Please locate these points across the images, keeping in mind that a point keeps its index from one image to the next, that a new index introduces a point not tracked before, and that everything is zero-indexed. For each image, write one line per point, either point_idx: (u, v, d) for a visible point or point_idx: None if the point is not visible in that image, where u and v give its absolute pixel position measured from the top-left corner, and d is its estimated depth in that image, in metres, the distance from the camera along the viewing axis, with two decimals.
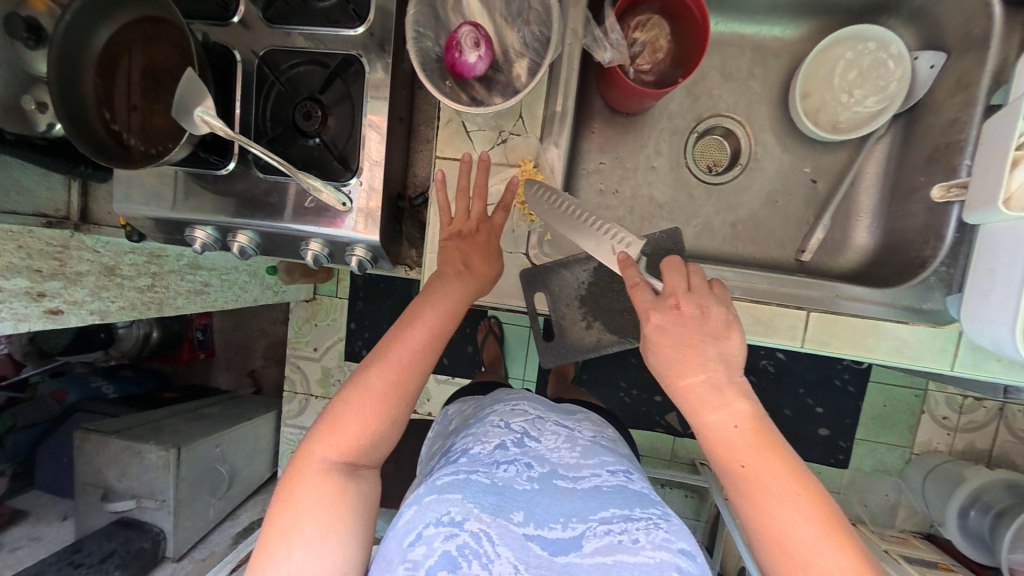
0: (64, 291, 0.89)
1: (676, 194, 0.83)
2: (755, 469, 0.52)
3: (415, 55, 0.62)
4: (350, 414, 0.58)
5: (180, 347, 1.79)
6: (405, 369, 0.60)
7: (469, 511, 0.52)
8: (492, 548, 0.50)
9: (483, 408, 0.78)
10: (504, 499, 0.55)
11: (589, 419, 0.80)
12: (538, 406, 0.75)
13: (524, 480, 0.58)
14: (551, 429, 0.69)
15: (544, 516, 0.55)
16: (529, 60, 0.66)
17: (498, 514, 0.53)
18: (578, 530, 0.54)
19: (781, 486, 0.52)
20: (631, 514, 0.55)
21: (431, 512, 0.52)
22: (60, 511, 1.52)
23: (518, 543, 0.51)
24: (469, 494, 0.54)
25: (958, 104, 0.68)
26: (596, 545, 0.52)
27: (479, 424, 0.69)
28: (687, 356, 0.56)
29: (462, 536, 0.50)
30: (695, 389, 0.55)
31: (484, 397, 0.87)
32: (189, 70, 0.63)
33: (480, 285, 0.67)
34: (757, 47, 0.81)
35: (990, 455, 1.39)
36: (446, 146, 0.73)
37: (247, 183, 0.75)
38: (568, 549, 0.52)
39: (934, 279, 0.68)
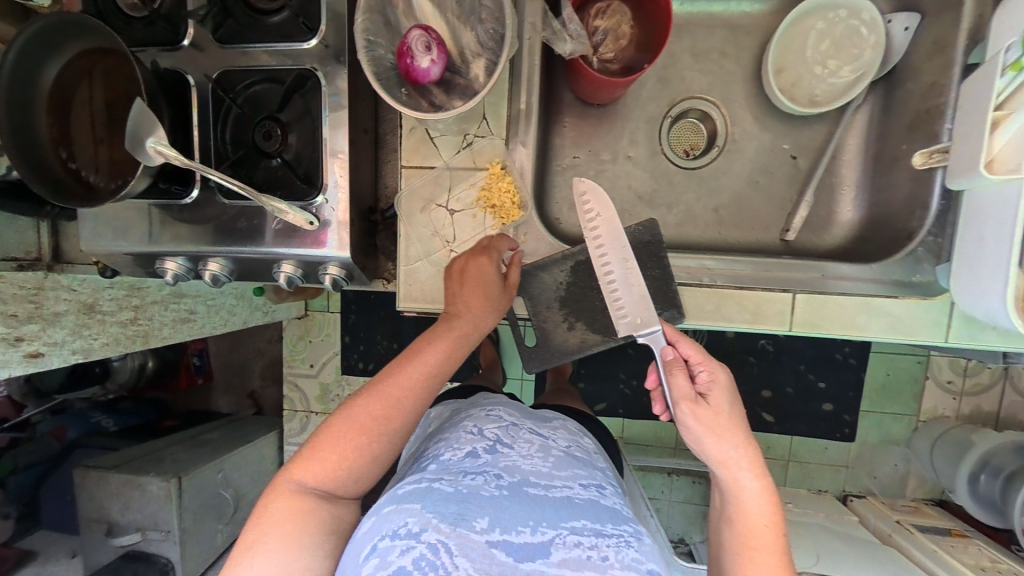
0: (43, 334, 0.86)
1: (654, 183, 0.81)
2: (765, 546, 0.57)
3: (367, 64, 0.59)
4: (336, 439, 0.56)
5: (178, 373, 1.77)
6: (397, 403, 0.58)
7: (427, 521, 0.49)
8: (450, 559, 0.46)
9: (461, 413, 0.76)
10: (465, 506, 0.51)
11: (566, 428, 0.79)
12: (514, 413, 0.74)
13: (492, 487, 0.55)
14: (524, 436, 0.67)
15: (511, 521, 0.51)
16: (487, 60, 0.63)
17: (459, 522, 0.49)
18: (548, 536, 0.51)
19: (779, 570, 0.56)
20: (603, 530, 0.54)
21: (389, 523, 0.50)
22: (69, 549, 1.52)
23: (479, 552, 0.47)
24: (429, 504, 0.51)
25: (936, 67, 0.65)
26: (564, 556, 0.49)
27: (452, 431, 0.68)
28: (731, 426, 0.60)
29: (417, 548, 0.47)
30: (735, 454, 0.59)
31: (465, 402, 0.85)
32: (137, 100, 0.61)
33: (480, 322, 0.64)
34: (726, 25, 0.79)
35: (997, 418, 1.37)
36: (413, 156, 0.72)
37: (216, 209, 0.74)
38: (534, 556, 0.49)
39: (923, 250, 0.66)
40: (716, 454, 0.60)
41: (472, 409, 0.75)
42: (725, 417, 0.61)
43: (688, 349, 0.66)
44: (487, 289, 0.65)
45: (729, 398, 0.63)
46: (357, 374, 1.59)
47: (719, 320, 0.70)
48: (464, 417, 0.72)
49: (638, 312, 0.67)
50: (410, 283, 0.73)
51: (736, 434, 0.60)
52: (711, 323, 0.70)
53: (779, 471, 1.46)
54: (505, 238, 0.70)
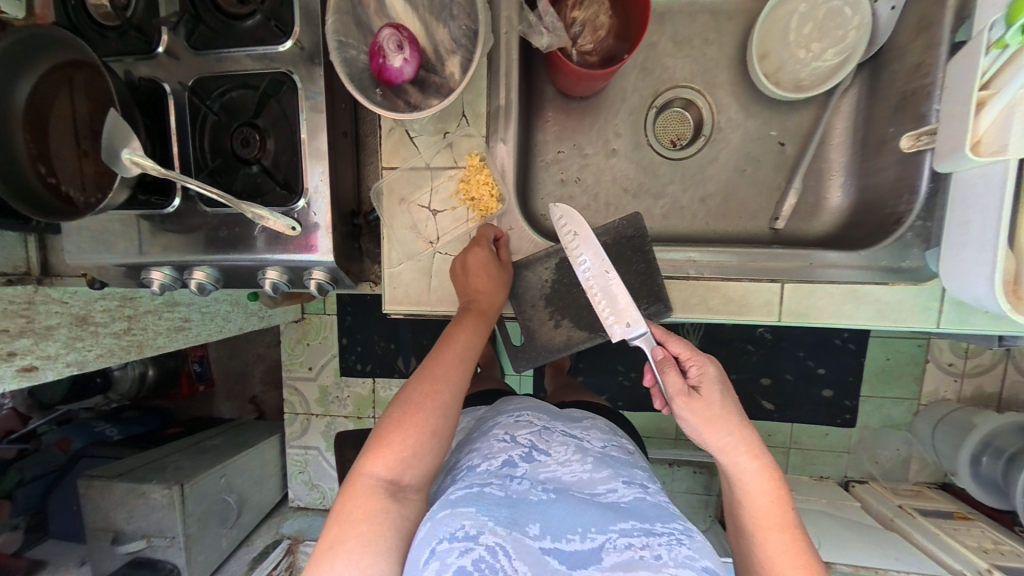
0: (36, 347, 0.87)
1: (640, 175, 0.80)
2: (778, 526, 0.56)
3: (339, 66, 0.59)
4: (396, 430, 0.57)
5: (178, 382, 1.79)
6: (445, 384, 0.60)
7: (483, 524, 0.49)
8: (509, 563, 0.47)
9: (487, 420, 0.76)
10: (517, 512, 0.53)
11: (596, 425, 0.78)
12: (542, 415, 0.74)
13: (538, 491, 0.57)
14: (559, 440, 0.67)
15: (560, 528, 0.52)
16: (461, 57, 0.62)
17: (513, 527, 0.51)
18: (599, 540, 0.51)
19: (795, 552, 0.54)
20: (653, 529, 0.53)
21: (445, 526, 0.50)
22: (78, 557, 1.48)
23: (534, 558, 0.49)
24: (482, 508, 0.52)
25: (922, 46, 0.64)
26: (616, 559, 0.49)
27: (484, 438, 0.68)
28: (726, 413, 0.61)
29: (476, 551, 0.47)
30: (731, 441, 0.60)
31: (488, 409, 0.85)
32: (112, 112, 0.61)
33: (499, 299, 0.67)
34: (707, 11, 0.77)
35: (999, 398, 1.36)
36: (391, 157, 0.71)
37: (197, 219, 0.73)
38: (586, 562, 0.50)
39: (911, 235, 0.65)
40: (713, 443, 0.60)
41: (500, 415, 0.74)
42: (718, 406, 0.61)
43: (677, 346, 0.66)
44: (496, 268, 0.66)
45: (721, 386, 0.63)
46: (355, 376, 1.59)
47: (706, 312, 0.69)
48: (492, 424, 0.72)
49: (627, 316, 0.65)
50: (394, 286, 0.73)
51: (731, 420, 0.61)
52: (699, 316, 0.70)
53: (781, 458, 1.45)
54: (489, 228, 0.70)
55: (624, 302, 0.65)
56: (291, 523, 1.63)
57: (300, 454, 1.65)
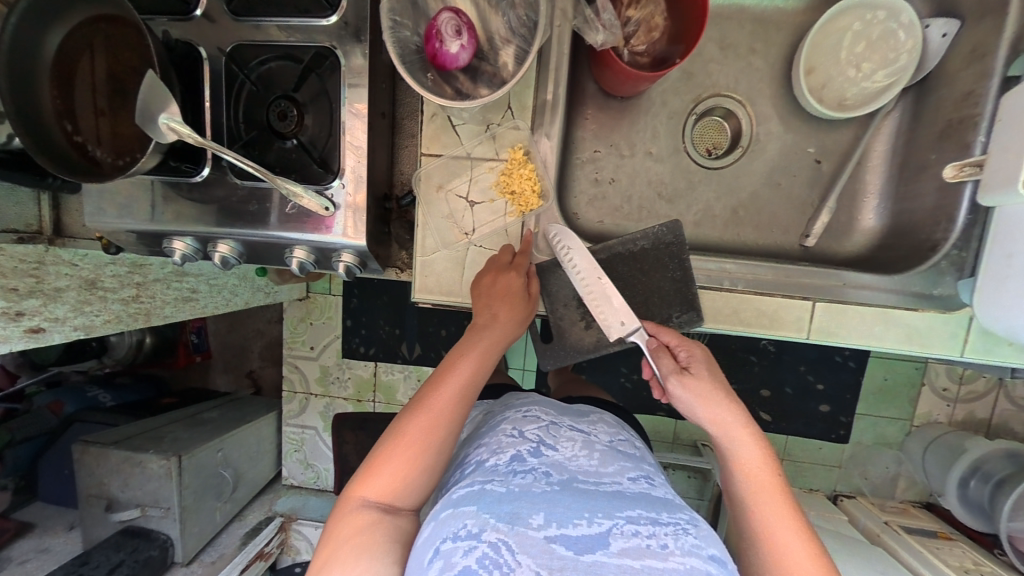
0: (44, 309, 0.83)
1: (676, 180, 0.80)
2: (770, 493, 0.57)
3: (393, 47, 0.57)
4: (391, 455, 0.58)
5: (175, 352, 1.79)
6: (443, 417, 0.59)
7: (485, 522, 0.50)
8: (512, 557, 0.47)
9: (495, 415, 0.75)
10: (520, 505, 0.52)
11: (604, 421, 0.78)
12: (551, 410, 0.74)
13: (542, 483, 0.56)
14: (566, 435, 0.67)
15: (566, 514, 0.51)
16: (516, 48, 0.61)
17: (515, 522, 0.50)
18: (605, 526, 0.51)
19: (785, 515, 0.56)
20: (659, 518, 0.53)
21: (448, 527, 0.51)
22: (67, 522, 1.46)
23: (538, 548, 0.48)
24: (484, 506, 0.52)
25: (973, 75, 0.64)
26: (623, 545, 0.49)
27: (491, 433, 0.68)
28: (716, 387, 0.62)
29: (479, 548, 0.47)
30: (722, 413, 0.61)
31: (496, 402, 0.85)
32: (149, 73, 0.58)
33: (501, 327, 0.65)
34: (757, 19, 0.76)
35: (988, 424, 1.39)
36: (432, 143, 0.70)
37: (225, 190, 0.72)
38: (594, 547, 0.49)
39: (945, 263, 0.66)
40: (706, 415, 0.61)
41: (508, 410, 0.74)
42: (709, 381, 0.62)
43: (666, 334, 0.67)
44: (519, 296, 0.66)
45: (709, 367, 0.64)
46: (357, 358, 1.58)
47: (736, 324, 0.70)
48: (500, 419, 0.71)
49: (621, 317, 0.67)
50: (425, 274, 0.72)
51: (721, 394, 0.62)
52: (730, 327, 0.71)
53: None
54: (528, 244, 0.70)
55: (617, 304, 0.66)
56: (284, 501, 1.63)
57: (297, 433, 1.65)
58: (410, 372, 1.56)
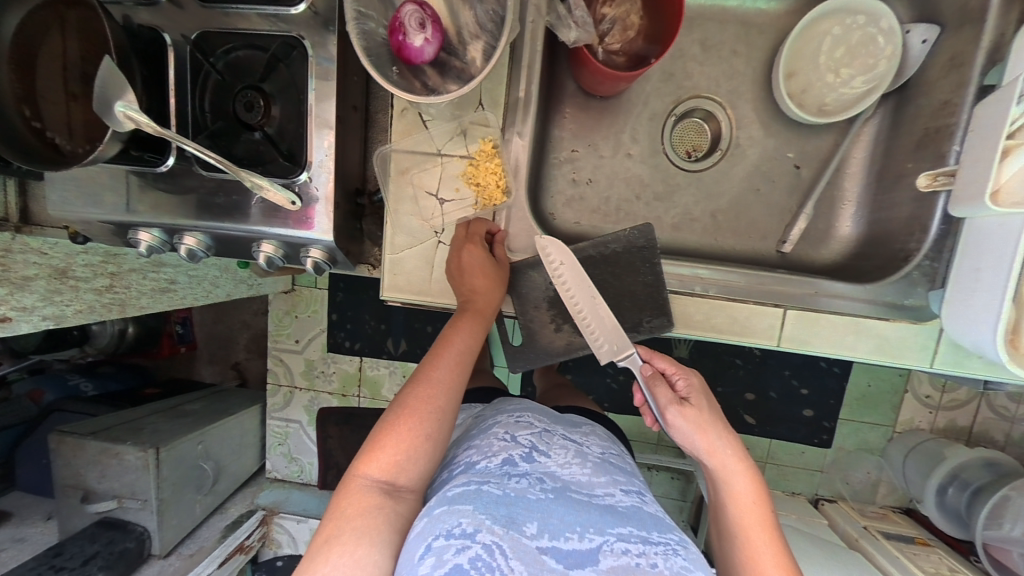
0: (11, 298, 0.81)
1: (654, 183, 0.79)
2: (758, 525, 0.60)
3: (357, 38, 0.55)
4: (393, 430, 0.57)
5: (159, 342, 1.78)
6: (439, 386, 0.59)
7: (480, 522, 0.48)
8: (505, 561, 0.45)
9: (486, 419, 0.74)
10: (515, 511, 0.51)
11: (596, 432, 0.78)
12: (543, 418, 0.73)
13: (537, 490, 0.56)
14: (559, 442, 0.67)
15: (559, 526, 0.51)
16: (485, 43, 0.60)
17: (510, 526, 0.49)
18: (596, 542, 0.50)
19: (771, 549, 0.58)
20: (649, 538, 0.53)
21: (441, 524, 0.49)
22: (44, 512, 1.45)
23: (531, 557, 0.47)
24: (480, 506, 0.51)
25: (951, 84, 0.63)
26: (613, 563, 0.48)
27: (483, 436, 0.67)
28: (713, 418, 0.65)
29: (473, 548, 0.46)
30: (721, 444, 0.64)
31: (485, 407, 0.84)
32: (107, 59, 0.56)
33: (492, 298, 0.65)
34: (740, 21, 0.75)
35: (969, 433, 1.39)
36: (402, 138, 0.68)
37: (193, 181, 0.70)
38: (583, 562, 0.48)
39: (917, 274, 0.65)
40: (705, 445, 0.64)
41: (499, 414, 0.73)
42: (706, 413, 0.65)
43: (661, 362, 0.71)
44: (489, 266, 0.66)
45: (706, 397, 0.68)
46: (342, 353, 1.57)
47: (709, 330, 0.70)
48: (492, 422, 0.70)
49: (612, 339, 0.66)
50: (395, 273, 0.71)
51: (718, 425, 0.65)
52: (702, 333, 0.70)
53: None
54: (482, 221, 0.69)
55: (612, 327, 0.66)
56: (266, 494, 1.63)
57: (281, 426, 1.64)
58: (395, 368, 1.55)
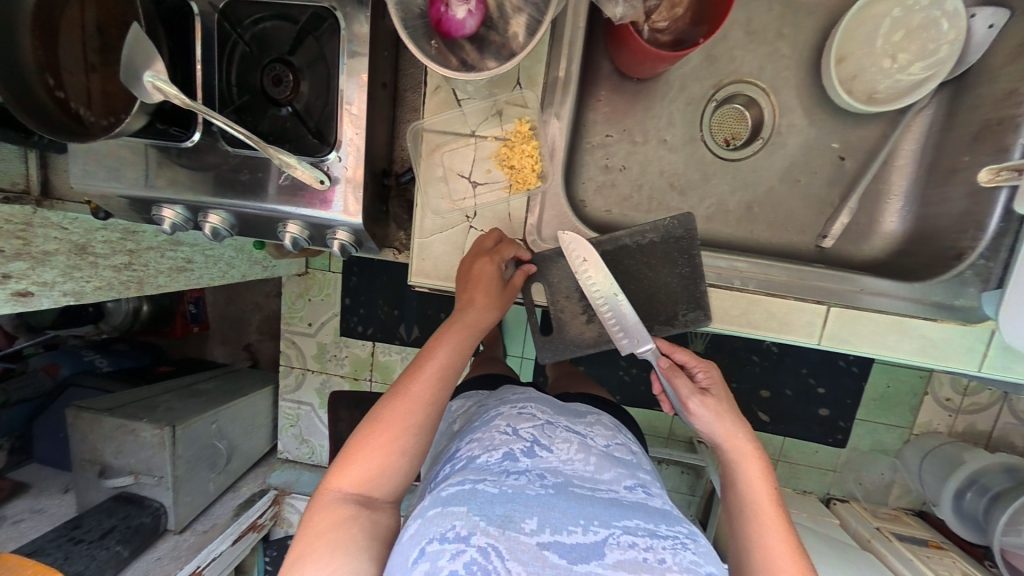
0: (32, 272, 0.80)
1: (689, 171, 0.76)
2: (774, 515, 0.59)
3: (395, 10, 0.53)
4: (366, 445, 0.57)
5: (172, 321, 1.79)
6: (417, 402, 0.59)
7: (474, 525, 0.47)
8: (501, 563, 0.44)
9: (488, 409, 0.73)
10: (513, 508, 0.50)
11: (601, 422, 0.75)
12: (547, 409, 0.71)
13: (537, 486, 0.54)
14: (562, 436, 0.64)
15: (561, 521, 0.50)
16: (528, 16, 0.57)
17: (507, 525, 0.48)
18: (601, 535, 0.49)
19: (785, 538, 0.57)
20: (657, 531, 0.52)
21: (435, 527, 0.48)
22: (61, 485, 1.47)
23: (530, 555, 0.45)
24: (475, 507, 0.50)
25: (1017, 72, 0.60)
26: (619, 557, 0.47)
27: (484, 428, 0.65)
28: (732, 408, 0.65)
29: (468, 553, 0.45)
30: (737, 431, 0.64)
31: (489, 395, 0.83)
32: (135, 26, 0.54)
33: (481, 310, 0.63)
34: (787, 1, 0.71)
35: (988, 437, 1.37)
36: (434, 117, 0.66)
37: (217, 157, 0.68)
38: (589, 557, 0.47)
39: (970, 273, 0.63)
40: (722, 432, 0.63)
41: (502, 406, 0.71)
42: (726, 403, 0.65)
43: (682, 355, 0.68)
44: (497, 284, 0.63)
45: (724, 387, 0.67)
46: (354, 337, 1.57)
47: (745, 326, 0.68)
48: (493, 414, 0.69)
49: (634, 331, 0.64)
50: (422, 257, 0.69)
51: (736, 414, 0.65)
52: (737, 329, 0.68)
53: None
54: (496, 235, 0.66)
55: (632, 321, 0.63)
56: (277, 474, 1.65)
57: (292, 408, 1.65)
58: (407, 354, 1.55)
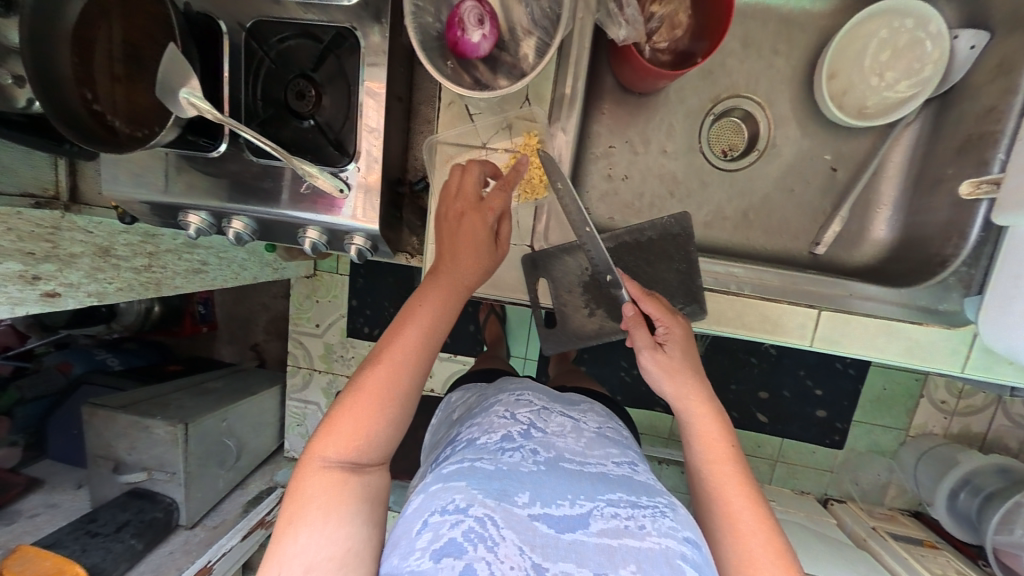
0: (59, 274, 0.84)
1: (689, 180, 0.80)
2: (728, 464, 0.59)
3: (414, 32, 0.56)
4: (350, 412, 0.57)
5: (182, 321, 1.83)
6: (403, 366, 0.58)
7: (473, 497, 0.50)
8: (497, 531, 0.47)
9: (488, 397, 0.77)
10: (508, 484, 0.53)
11: (593, 409, 0.79)
12: (542, 396, 0.75)
13: (530, 463, 0.57)
14: (555, 420, 0.68)
15: (551, 495, 0.53)
16: (538, 39, 0.61)
17: (502, 498, 0.51)
18: (586, 508, 0.53)
19: (740, 487, 0.58)
20: (638, 501, 0.55)
21: (437, 500, 0.51)
22: (75, 480, 1.51)
23: (523, 525, 0.49)
24: (474, 482, 0.53)
25: (996, 91, 0.64)
26: (603, 526, 0.51)
27: (484, 414, 0.69)
28: (687, 361, 0.64)
29: (466, 522, 0.48)
30: (689, 386, 0.63)
31: (488, 386, 0.87)
32: (171, 45, 0.58)
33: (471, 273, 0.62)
34: (781, 21, 0.75)
35: (983, 439, 1.40)
36: (447, 129, 0.70)
37: (239, 165, 0.72)
38: (574, 526, 0.51)
39: (953, 279, 0.67)
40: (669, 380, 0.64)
41: (501, 394, 0.75)
42: (680, 355, 0.64)
43: (645, 304, 0.65)
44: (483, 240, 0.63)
45: (683, 336, 0.66)
46: (361, 338, 1.60)
47: (740, 328, 0.72)
48: (492, 401, 0.72)
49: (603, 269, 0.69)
50: None
51: (690, 367, 0.64)
52: (733, 330, 0.72)
53: (766, 470, 1.49)
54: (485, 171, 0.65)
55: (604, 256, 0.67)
56: (284, 472, 1.68)
57: (299, 407, 1.69)
58: None
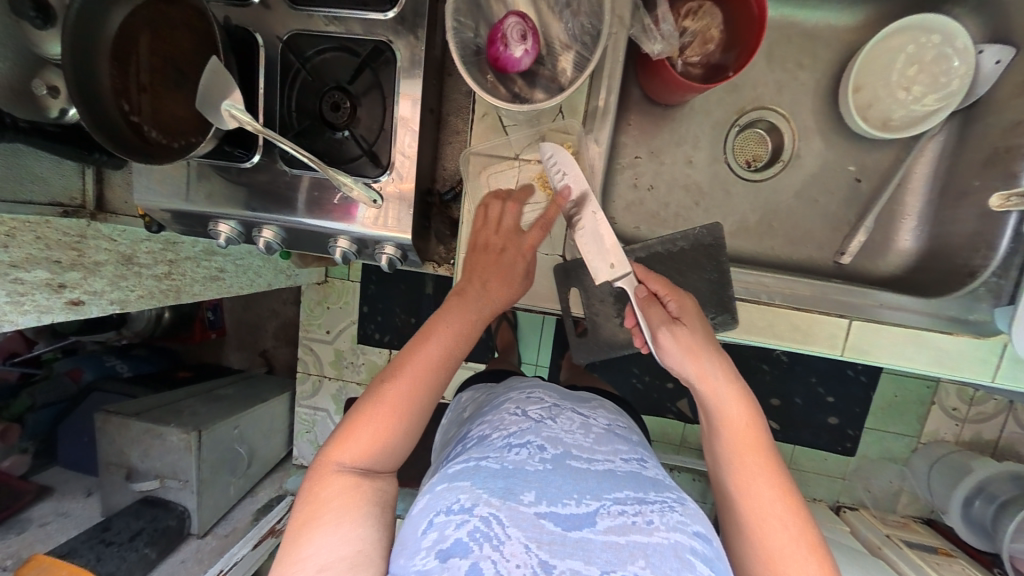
0: (84, 282, 0.84)
1: (714, 190, 0.80)
2: (751, 448, 0.59)
3: (455, 47, 0.58)
4: (365, 420, 0.57)
5: (191, 327, 1.81)
6: (423, 381, 0.58)
7: (478, 497, 0.50)
8: (503, 530, 0.47)
9: (498, 396, 0.77)
10: (513, 482, 0.53)
11: (603, 407, 0.80)
12: (553, 394, 0.75)
13: (536, 460, 0.56)
14: (565, 415, 0.68)
15: (557, 494, 0.52)
16: (575, 54, 0.62)
17: (507, 497, 0.51)
18: (593, 506, 0.51)
19: (763, 470, 0.57)
20: (645, 497, 0.54)
21: (442, 501, 0.52)
22: (84, 488, 1.49)
23: (529, 523, 0.48)
24: (478, 481, 0.53)
25: (1020, 106, 0.66)
26: (610, 524, 0.50)
27: (495, 411, 0.69)
28: (705, 342, 0.62)
29: (472, 522, 0.48)
30: (711, 368, 0.61)
31: (497, 386, 0.87)
32: (212, 58, 0.59)
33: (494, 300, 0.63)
34: (804, 36, 0.77)
35: (995, 446, 1.40)
36: (480, 141, 0.71)
37: (269, 175, 0.73)
38: (581, 524, 0.49)
39: (983, 290, 0.68)
40: (687, 361, 0.62)
41: (511, 391, 0.76)
42: (698, 336, 0.63)
43: (655, 284, 0.66)
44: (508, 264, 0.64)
45: (698, 316, 0.65)
46: (371, 344, 1.60)
47: (771, 337, 0.72)
48: (503, 399, 0.73)
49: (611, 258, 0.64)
50: None
51: (709, 348, 0.62)
52: (764, 339, 0.72)
53: None
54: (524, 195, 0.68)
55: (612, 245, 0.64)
56: (293, 479, 1.67)
57: (309, 414, 1.68)
58: None
